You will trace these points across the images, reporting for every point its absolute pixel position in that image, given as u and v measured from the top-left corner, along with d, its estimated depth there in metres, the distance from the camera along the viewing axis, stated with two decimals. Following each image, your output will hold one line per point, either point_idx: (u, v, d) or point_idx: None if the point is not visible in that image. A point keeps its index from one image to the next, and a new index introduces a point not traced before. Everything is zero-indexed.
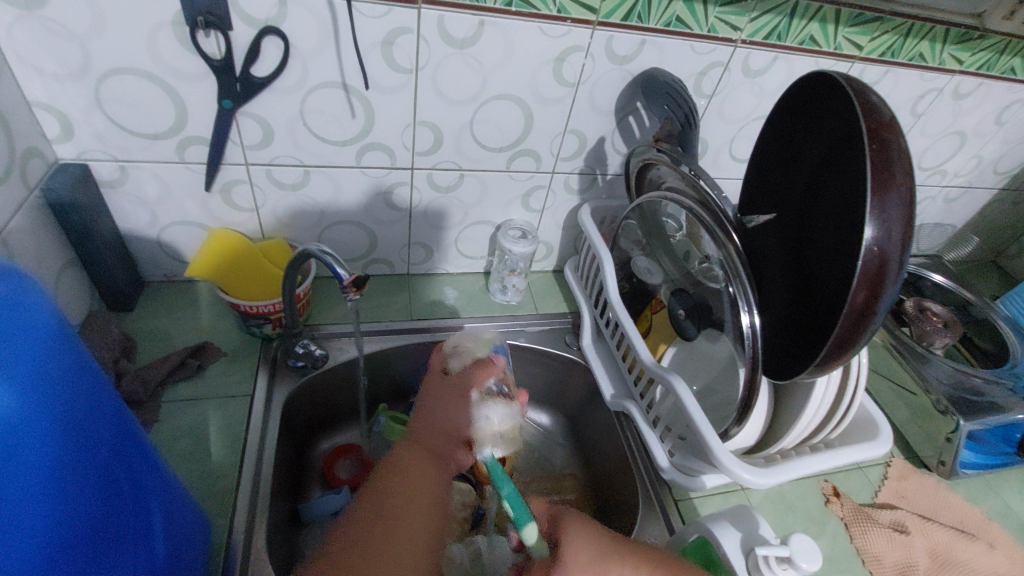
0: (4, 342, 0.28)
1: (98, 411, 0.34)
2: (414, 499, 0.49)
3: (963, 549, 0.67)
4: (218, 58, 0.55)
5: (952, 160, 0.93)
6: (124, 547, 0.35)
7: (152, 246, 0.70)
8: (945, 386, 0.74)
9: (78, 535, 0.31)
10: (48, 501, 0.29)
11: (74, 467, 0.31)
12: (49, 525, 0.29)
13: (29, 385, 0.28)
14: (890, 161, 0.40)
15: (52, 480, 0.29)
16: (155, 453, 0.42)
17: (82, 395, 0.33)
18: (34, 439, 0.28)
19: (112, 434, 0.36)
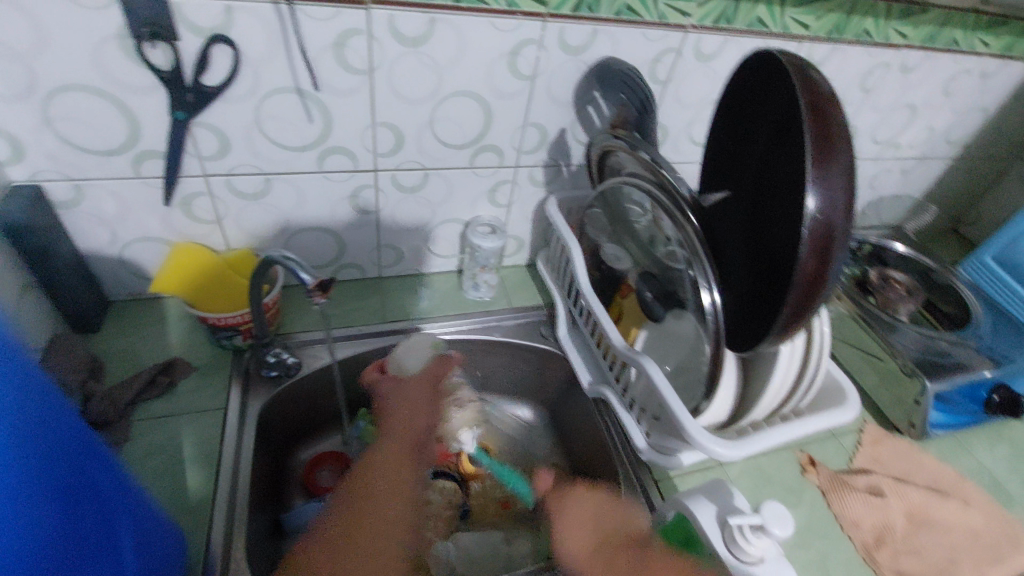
0: None
1: (62, 425, 0.33)
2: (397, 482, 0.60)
3: (937, 508, 0.68)
4: (167, 69, 0.55)
5: (905, 132, 0.96)
6: (94, 559, 0.35)
7: (114, 264, 0.69)
8: (910, 351, 0.77)
9: (46, 549, 0.30)
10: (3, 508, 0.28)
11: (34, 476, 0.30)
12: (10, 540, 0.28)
13: None
14: (830, 131, 0.41)
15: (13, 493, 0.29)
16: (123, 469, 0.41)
17: (44, 404, 0.32)
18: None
19: (75, 449, 0.35)
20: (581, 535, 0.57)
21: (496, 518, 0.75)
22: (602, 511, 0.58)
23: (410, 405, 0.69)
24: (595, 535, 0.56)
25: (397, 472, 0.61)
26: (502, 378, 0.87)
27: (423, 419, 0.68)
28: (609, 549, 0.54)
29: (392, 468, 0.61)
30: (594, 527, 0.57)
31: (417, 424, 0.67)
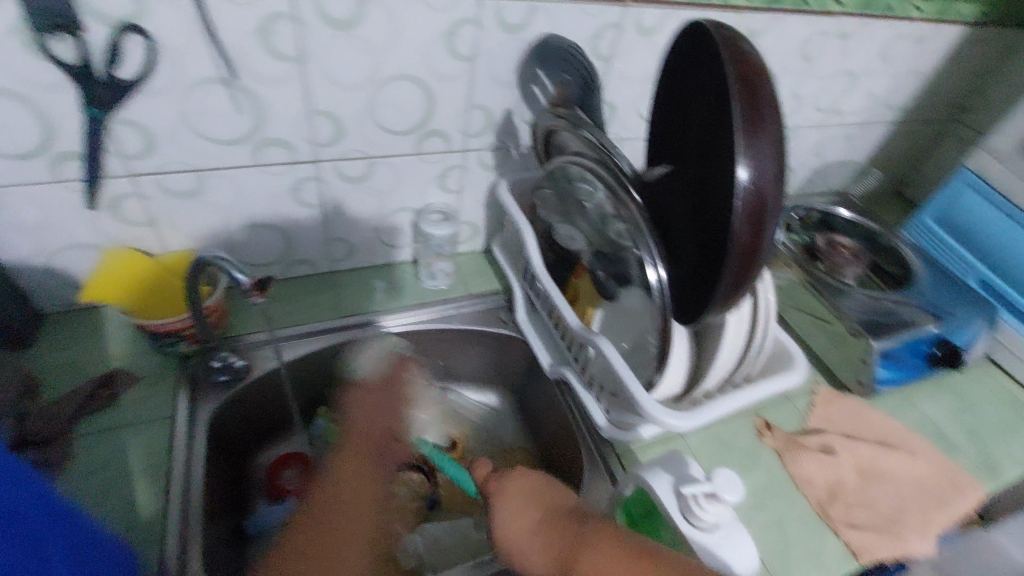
0: None
1: None
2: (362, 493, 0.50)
3: (886, 460, 0.71)
4: (76, 64, 0.51)
5: (847, 100, 0.98)
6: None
7: (42, 275, 0.65)
8: (857, 313, 0.79)
9: None
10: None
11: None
12: None
13: None
14: (759, 102, 0.41)
15: None
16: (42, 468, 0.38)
17: None
18: None
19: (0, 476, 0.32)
20: (510, 523, 0.46)
21: (468, 504, 0.75)
22: (523, 494, 0.47)
23: (371, 405, 0.58)
24: (531, 511, 0.46)
25: (361, 475, 0.51)
26: (464, 366, 0.86)
27: (382, 422, 0.57)
28: (551, 527, 0.45)
29: (357, 492, 0.49)
30: (521, 507, 0.47)
31: (380, 423, 0.57)
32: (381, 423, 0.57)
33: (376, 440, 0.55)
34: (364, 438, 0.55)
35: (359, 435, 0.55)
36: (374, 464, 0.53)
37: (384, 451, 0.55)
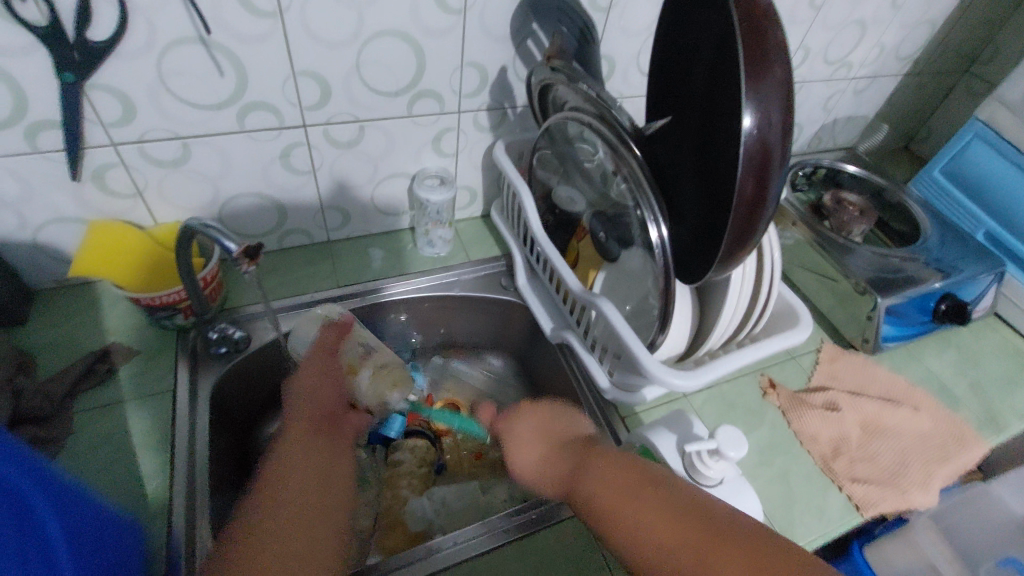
0: None
1: None
2: (318, 461, 0.55)
3: (890, 416, 0.71)
4: (43, 25, 0.48)
5: (856, 51, 0.94)
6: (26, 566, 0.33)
7: (31, 250, 0.64)
8: (863, 271, 0.78)
9: None
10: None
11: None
12: None
13: None
14: (765, 44, 0.39)
15: None
16: (23, 457, 0.36)
17: None
18: None
19: None
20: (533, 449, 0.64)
21: (473, 468, 0.76)
22: (551, 422, 0.66)
23: (311, 376, 0.63)
24: (546, 448, 0.63)
25: (314, 458, 0.55)
26: (466, 332, 0.86)
27: (338, 385, 0.64)
28: (569, 455, 0.59)
29: (310, 460, 0.55)
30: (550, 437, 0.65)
31: (326, 395, 0.63)
32: (330, 392, 0.63)
33: (321, 404, 0.62)
34: (313, 412, 0.61)
35: (303, 407, 0.61)
36: (326, 440, 0.59)
37: (339, 426, 0.62)
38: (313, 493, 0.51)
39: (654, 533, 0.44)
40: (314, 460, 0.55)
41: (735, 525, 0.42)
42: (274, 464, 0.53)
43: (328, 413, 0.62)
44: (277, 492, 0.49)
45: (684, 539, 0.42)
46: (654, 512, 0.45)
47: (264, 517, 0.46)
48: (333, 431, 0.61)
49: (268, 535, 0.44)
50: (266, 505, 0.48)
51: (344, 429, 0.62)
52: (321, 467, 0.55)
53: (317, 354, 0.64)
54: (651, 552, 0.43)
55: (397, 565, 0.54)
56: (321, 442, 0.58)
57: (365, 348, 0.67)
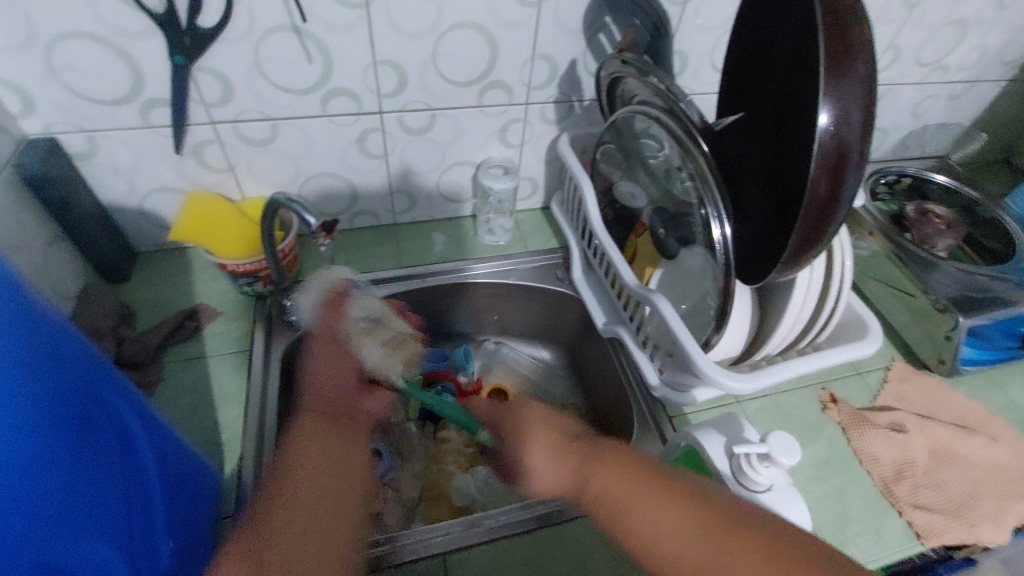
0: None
1: (83, 382, 0.37)
2: (337, 455, 0.44)
3: (963, 444, 0.66)
4: (161, 11, 0.54)
5: (954, 53, 0.88)
6: (129, 496, 0.40)
7: (136, 215, 0.71)
8: (946, 288, 0.73)
9: (88, 493, 0.35)
10: (20, 458, 0.30)
11: (41, 421, 0.32)
12: (61, 488, 0.33)
13: (13, 376, 0.31)
14: (849, 40, 0.38)
15: (50, 454, 0.32)
16: (134, 397, 0.43)
17: (72, 374, 0.36)
18: (31, 420, 0.31)
19: (98, 401, 0.38)
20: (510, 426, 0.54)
21: None
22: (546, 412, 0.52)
23: (325, 359, 0.53)
24: (554, 431, 0.49)
25: (340, 439, 0.46)
26: (518, 321, 0.88)
27: (350, 368, 0.54)
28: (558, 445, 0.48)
29: (333, 439, 0.45)
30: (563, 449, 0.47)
31: (344, 378, 0.53)
32: (336, 380, 0.52)
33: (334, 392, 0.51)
34: (322, 400, 0.50)
35: (313, 395, 0.50)
36: (339, 427, 0.47)
37: (344, 440, 0.46)
38: (324, 485, 0.42)
39: (679, 543, 0.35)
40: (317, 463, 0.43)
41: (734, 510, 0.36)
42: (293, 434, 0.45)
43: (329, 417, 0.48)
44: (300, 466, 0.42)
45: (697, 529, 0.35)
46: (671, 501, 0.37)
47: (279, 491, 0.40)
48: (336, 425, 0.47)
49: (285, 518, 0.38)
50: (282, 486, 0.41)
51: (353, 422, 0.49)
52: (341, 460, 0.44)
53: (324, 336, 0.55)
54: (679, 561, 0.35)
55: (438, 534, 0.57)
56: (316, 433, 0.45)
57: (364, 318, 0.64)
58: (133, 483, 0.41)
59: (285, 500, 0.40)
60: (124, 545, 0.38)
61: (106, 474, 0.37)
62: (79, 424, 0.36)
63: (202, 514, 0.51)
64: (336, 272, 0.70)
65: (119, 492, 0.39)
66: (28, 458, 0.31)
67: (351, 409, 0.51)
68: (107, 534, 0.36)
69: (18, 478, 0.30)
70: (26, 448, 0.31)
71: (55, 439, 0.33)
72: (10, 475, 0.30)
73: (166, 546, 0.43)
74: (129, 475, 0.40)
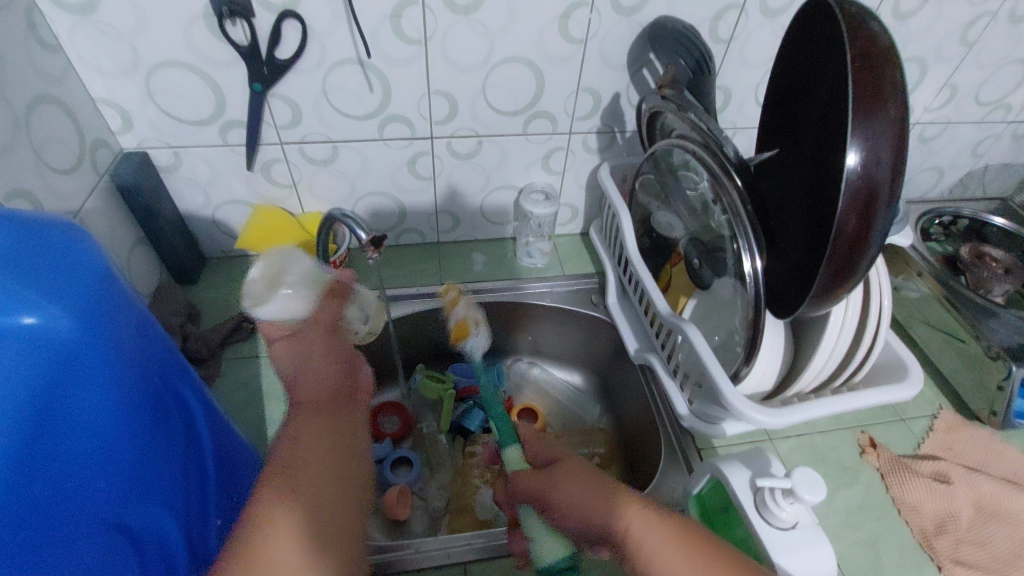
0: (98, 330, 0.35)
1: (160, 373, 0.42)
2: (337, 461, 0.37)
3: (1014, 501, 0.63)
4: (245, 44, 0.60)
5: (1017, 92, 0.85)
6: (188, 477, 0.44)
7: (208, 224, 0.78)
8: (1003, 337, 0.69)
9: (152, 473, 0.40)
10: (100, 432, 0.36)
11: (123, 401, 0.37)
12: (128, 466, 0.37)
13: (104, 364, 0.36)
14: (880, 83, 0.39)
15: (121, 436, 0.37)
16: (201, 381, 0.48)
17: (152, 365, 0.41)
18: (110, 404, 0.36)
19: (169, 392, 0.43)
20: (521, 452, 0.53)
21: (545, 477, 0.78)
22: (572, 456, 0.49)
23: (314, 351, 0.44)
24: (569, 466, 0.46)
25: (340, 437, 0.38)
26: (551, 342, 0.89)
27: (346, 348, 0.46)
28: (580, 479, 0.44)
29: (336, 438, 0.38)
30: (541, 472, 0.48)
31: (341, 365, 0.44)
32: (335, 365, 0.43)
33: (331, 376, 0.42)
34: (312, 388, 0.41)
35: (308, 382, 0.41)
36: (338, 419, 0.39)
37: (347, 436, 0.38)
38: (332, 496, 0.34)
39: None
40: (329, 469, 0.36)
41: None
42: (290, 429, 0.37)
43: (328, 405, 0.40)
44: (302, 472, 0.35)
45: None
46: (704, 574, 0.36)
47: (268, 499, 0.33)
48: (334, 413, 0.39)
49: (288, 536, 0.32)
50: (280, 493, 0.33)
51: (353, 410, 0.41)
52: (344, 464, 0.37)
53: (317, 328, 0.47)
54: None
55: (462, 543, 0.58)
56: (315, 428, 0.38)
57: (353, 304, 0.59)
58: (193, 459, 0.46)
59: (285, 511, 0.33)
60: (183, 513, 0.43)
61: (170, 458, 0.42)
62: (152, 404, 0.40)
63: None
64: (297, 255, 0.58)
65: (180, 470, 0.43)
66: (100, 432, 0.36)
67: (348, 397, 0.42)
68: (169, 502, 0.41)
69: (99, 447, 0.35)
70: (106, 422, 0.36)
71: (133, 416, 0.38)
72: (90, 445, 0.35)
73: (216, 527, 0.47)
74: (189, 452, 0.45)
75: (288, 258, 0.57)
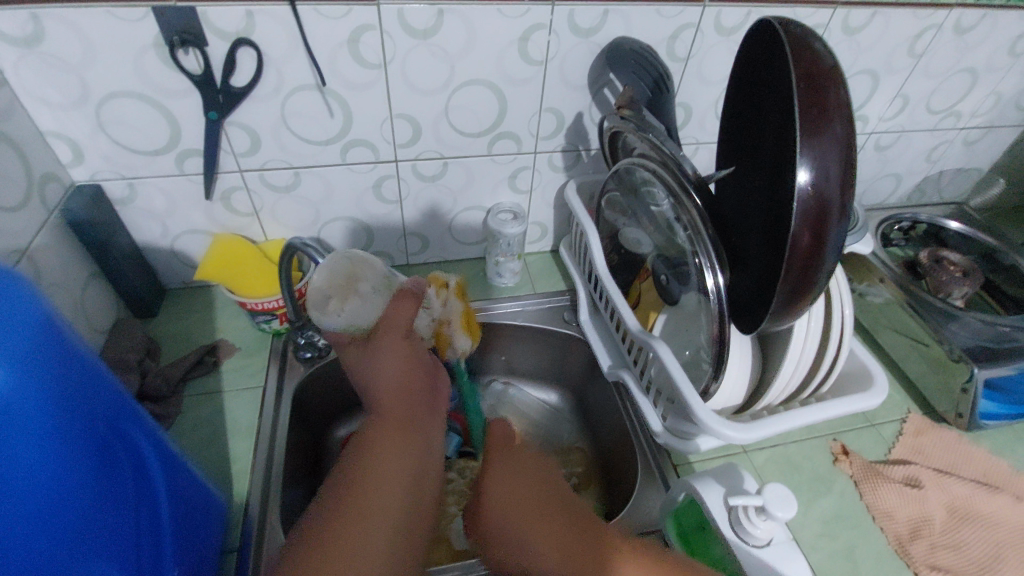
0: (40, 376, 0.33)
1: (107, 421, 0.40)
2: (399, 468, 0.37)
3: (984, 502, 0.63)
4: (199, 73, 0.59)
5: (965, 100, 0.88)
6: (141, 527, 0.42)
7: (167, 254, 0.76)
8: (963, 339, 0.71)
9: (100, 529, 0.37)
10: (40, 487, 0.33)
11: (67, 452, 0.35)
12: (75, 524, 0.35)
13: (43, 412, 0.33)
14: (825, 101, 0.40)
15: (65, 492, 0.34)
16: (154, 424, 0.46)
17: (98, 411, 0.39)
18: (53, 456, 0.34)
19: (117, 441, 0.41)
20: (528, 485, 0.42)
21: None
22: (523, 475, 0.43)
23: (388, 353, 0.45)
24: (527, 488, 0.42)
25: (406, 447, 0.39)
26: (526, 361, 0.89)
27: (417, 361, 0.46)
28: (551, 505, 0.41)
29: (402, 448, 0.38)
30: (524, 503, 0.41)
31: (411, 372, 0.44)
32: (404, 370, 0.44)
33: (412, 382, 0.44)
34: (392, 388, 0.43)
35: (391, 381, 0.43)
36: (407, 431, 0.40)
37: (416, 456, 0.38)
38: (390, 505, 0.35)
39: None
40: (393, 496, 0.35)
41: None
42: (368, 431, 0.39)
43: (406, 417, 0.41)
44: (368, 497, 0.35)
45: None
46: None
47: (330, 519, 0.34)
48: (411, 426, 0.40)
49: (342, 568, 0.32)
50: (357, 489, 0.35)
51: (427, 423, 0.42)
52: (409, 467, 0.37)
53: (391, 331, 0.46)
54: None
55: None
56: (391, 444, 0.38)
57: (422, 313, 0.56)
58: (146, 507, 0.43)
59: (340, 545, 0.33)
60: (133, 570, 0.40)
61: (120, 508, 0.39)
62: (100, 450, 0.38)
63: (211, 538, 0.53)
64: (371, 263, 0.52)
65: (131, 522, 0.40)
66: (45, 487, 0.33)
67: (426, 405, 0.43)
68: (118, 560, 0.38)
69: (40, 503, 0.33)
70: (49, 478, 0.33)
71: (80, 468, 0.36)
72: (28, 502, 0.32)
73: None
74: (141, 500, 0.43)
75: (363, 264, 0.52)
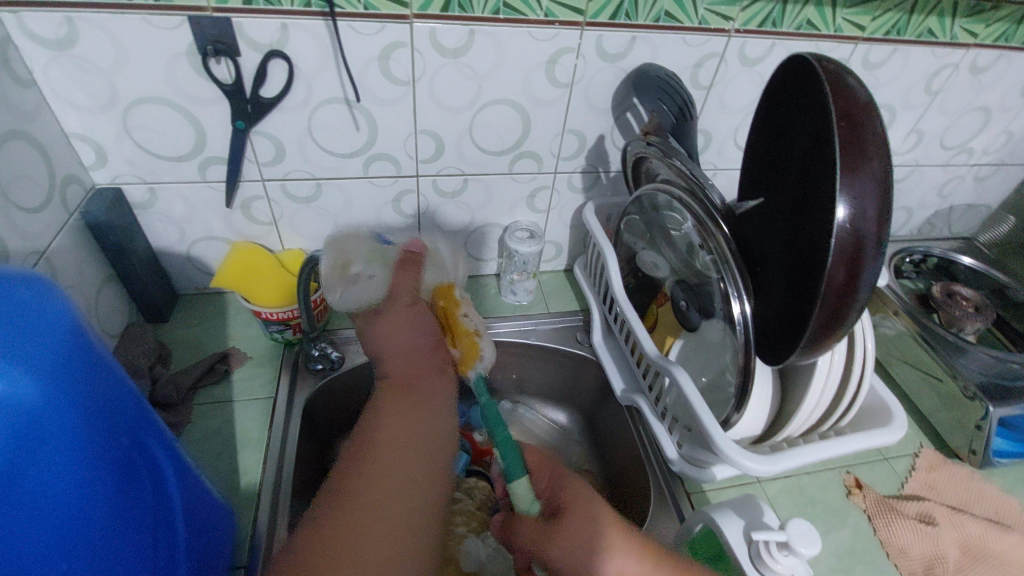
0: (69, 388, 0.33)
1: (130, 434, 0.39)
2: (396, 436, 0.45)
3: (998, 541, 0.63)
4: (229, 82, 0.59)
5: (978, 137, 0.89)
6: (158, 541, 0.41)
7: (182, 260, 0.76)
8: (976, 374, 0.71)
9: (121, 544, 0.37)
10: (60, 505, 0.32)
11: (93, 466, 0.35)
12: (97, 538, 0.35)
13: (70, 424, 0.33)
14: (863, 138, 0.40)
15: (89, 506, 0.34)
16: (170, 435, 0.45)
17: (121, 423, 0.38)
18: (79, 470, 0.34)
19: (138, 454, 0.40)
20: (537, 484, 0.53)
21: None
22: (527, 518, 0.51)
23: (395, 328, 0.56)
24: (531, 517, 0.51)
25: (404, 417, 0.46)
26: (536, 380, 0.88)
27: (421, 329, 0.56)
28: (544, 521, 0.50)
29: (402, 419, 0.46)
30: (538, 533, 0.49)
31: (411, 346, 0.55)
32: (407, 344, 0.55)
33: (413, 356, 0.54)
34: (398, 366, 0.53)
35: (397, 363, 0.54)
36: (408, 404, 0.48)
37: (412, 426, 0.46)
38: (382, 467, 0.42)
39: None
40: (384, 459, 0.43)
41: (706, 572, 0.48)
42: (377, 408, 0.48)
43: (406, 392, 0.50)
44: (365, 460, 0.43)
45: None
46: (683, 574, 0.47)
47: (348, 507, 0.39)
48: (416, 401, 0.49)
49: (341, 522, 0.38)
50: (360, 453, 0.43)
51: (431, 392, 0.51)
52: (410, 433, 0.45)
53: (397, 301, 0.58)
54: None
55: None
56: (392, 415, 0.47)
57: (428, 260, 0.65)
58: (163, 523, 0.42)
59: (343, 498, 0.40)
60: None
61: (140, 523, 0.39)
62: (120, 459, 0.38)
63: (220, 554, 0.52)
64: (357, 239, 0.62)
65: (150, 537, 0.40)
66: (68, 502, 0.33)
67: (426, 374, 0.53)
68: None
69: (62, 521, 0.32)
70: (73, 493, 0.33)
71: (104, 482, 0.35)
72: (52, 518, 0.32)
73: None
74: (158, 514, 0.42)
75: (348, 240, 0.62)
